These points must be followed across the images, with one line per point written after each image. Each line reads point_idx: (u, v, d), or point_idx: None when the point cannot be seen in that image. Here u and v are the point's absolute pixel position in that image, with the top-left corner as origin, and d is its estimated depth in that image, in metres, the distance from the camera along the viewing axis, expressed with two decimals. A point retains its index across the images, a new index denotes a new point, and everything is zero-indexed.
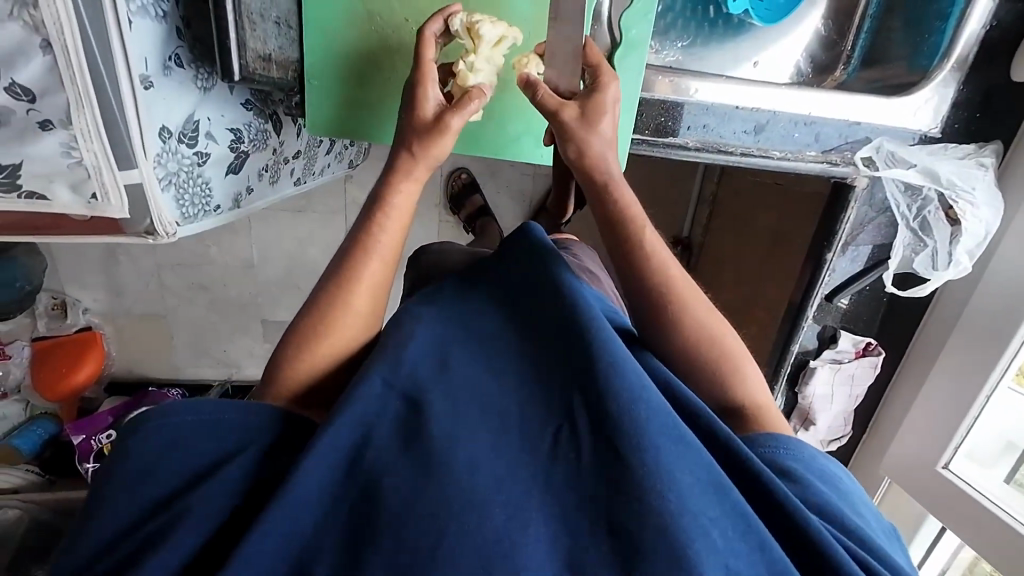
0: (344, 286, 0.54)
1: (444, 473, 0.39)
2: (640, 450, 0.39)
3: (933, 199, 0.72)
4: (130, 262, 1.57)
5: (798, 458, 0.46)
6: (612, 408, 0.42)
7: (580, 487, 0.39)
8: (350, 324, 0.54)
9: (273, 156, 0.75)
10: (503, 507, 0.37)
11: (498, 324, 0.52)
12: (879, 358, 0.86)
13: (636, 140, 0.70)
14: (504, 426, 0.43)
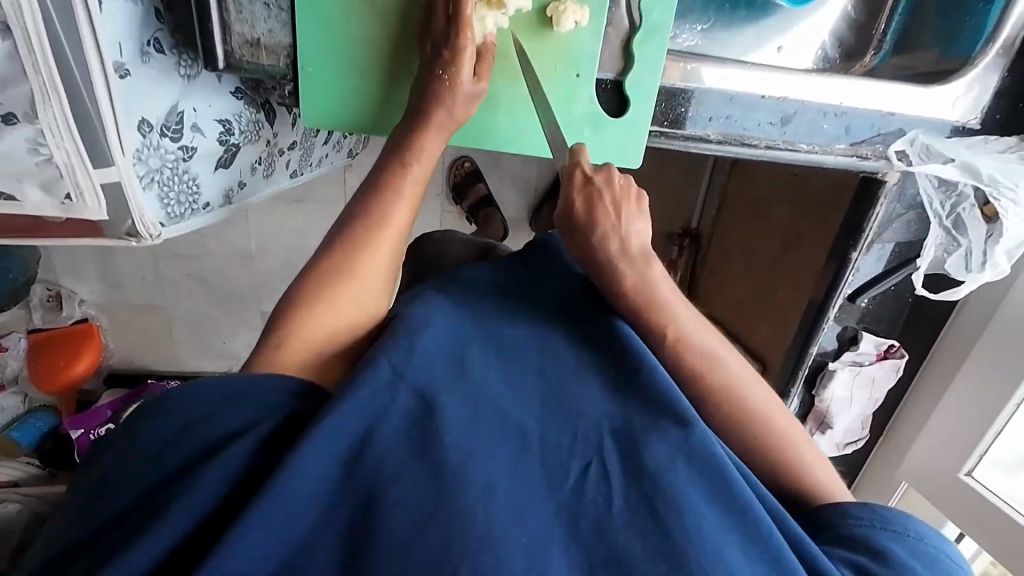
0: (372, 220, 0.51)
1: (456, 491, 0.35)
2: (678, 510, 0.37)
3: (969, 194, 0.68)
4: (125, 253, 1.53)
5: (892, 533, 0.42)
6: (648, 456, 0.40)
7: (609, 539, 0.36)
8: (360, 290, 0.49)
9: (267, 148, 0.70)
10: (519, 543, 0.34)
11: (521, 334, 0.48)
12: (901, 360, 0.83)
13: (654, 133, 0.65)
14: (524, 446, 0.40)
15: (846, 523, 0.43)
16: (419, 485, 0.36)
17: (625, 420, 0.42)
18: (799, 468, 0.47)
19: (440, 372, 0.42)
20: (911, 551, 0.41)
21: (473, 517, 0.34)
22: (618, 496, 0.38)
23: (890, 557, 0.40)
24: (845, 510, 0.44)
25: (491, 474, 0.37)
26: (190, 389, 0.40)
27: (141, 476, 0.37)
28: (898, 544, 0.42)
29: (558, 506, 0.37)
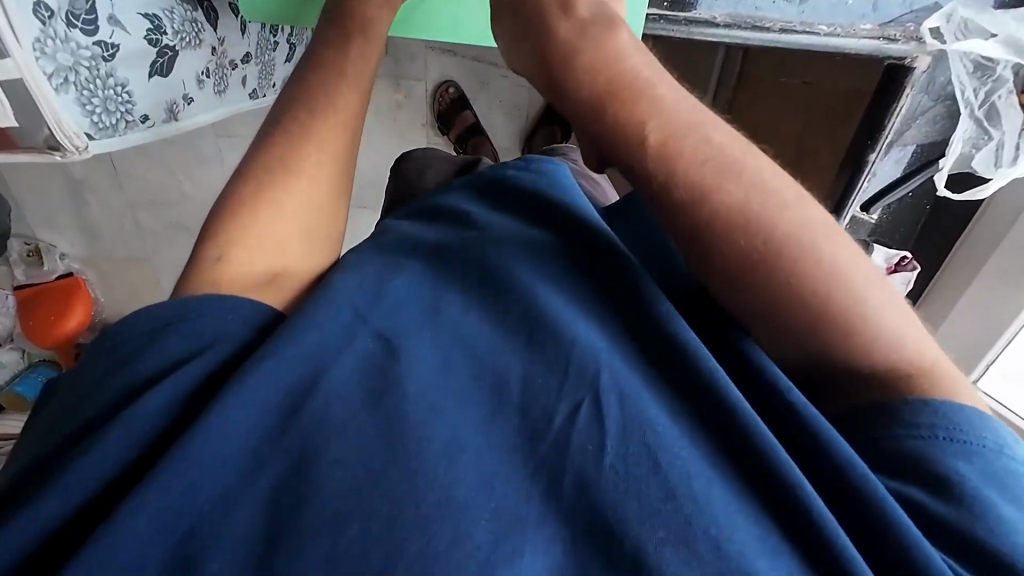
0: (313, 113, 0.47)
1: (412, 452, 0.31)
2: (684, 471, 0.30)
3: (1008, 78, 0.61)
4: (99, 202, 1.46)
5: (964, 451, 0.30)
6: (653, 412, 0.32)
7: (595, 506, 0.30)
8: (299, 204, 0.45)
9: (214, 57, 0.61)
10: (487, 511, 0.29)
11: (506, 257, 0.41)
12: (914, 273, 0.78)
13: (649, 17, 0.57)
14: (499, 397, 0.34)
15: (906, 439, 0.31)
16: (373, 440, 0.31)
17: (630, 362, 0.35)
18: (870, 352, 0.32)
19: (405, 318, 0.37)
20: (985, 471, 0.30)
21: (431, 483, 0.30)
22: (613, 451, 0.31)
23: (955, 485, 0.29)
24: (897, 413, 0.31)
25: (453, 431, 0.32)
26: (129, 321, 0.36)
27: (70, 424, 0.33)
28: (967, 464, 0.30)
29: (537, 468, 0.31)
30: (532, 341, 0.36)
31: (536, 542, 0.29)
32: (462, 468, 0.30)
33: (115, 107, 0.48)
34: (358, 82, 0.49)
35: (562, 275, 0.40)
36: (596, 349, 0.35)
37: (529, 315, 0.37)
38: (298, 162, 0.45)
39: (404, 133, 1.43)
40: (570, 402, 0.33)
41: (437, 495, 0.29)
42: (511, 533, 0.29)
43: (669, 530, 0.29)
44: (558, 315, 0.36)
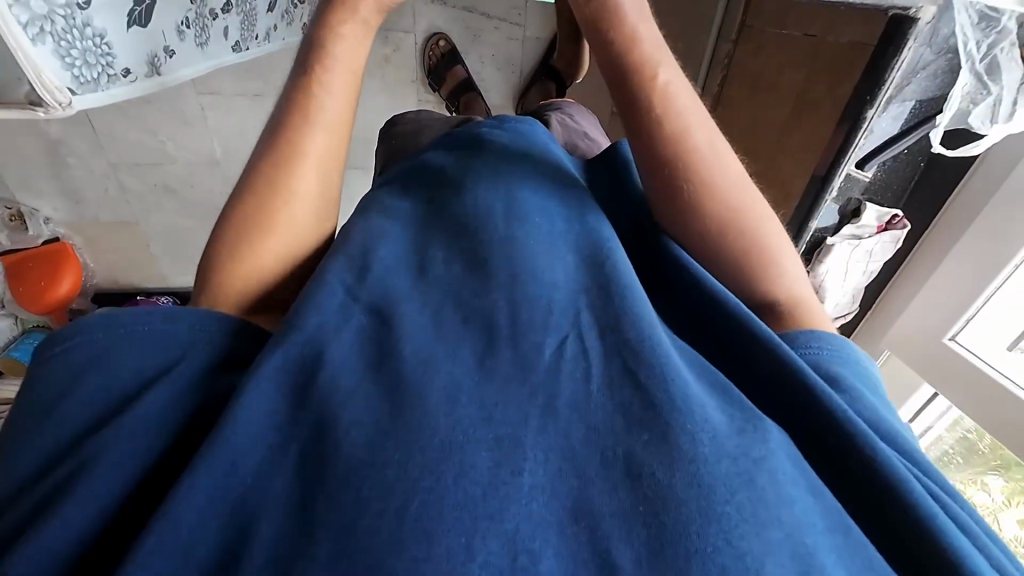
0: (303, 125, 0.46)
1: (414, 402, 0.32)
2: (661, 379, 0.34)
3: (1010, 31, 0.60)
4: (79, 164, 1.41)
5: (841, 358, 0.40)
6: (631, 332, 0.36)
7: (590, 423, 0.32)
8: (297, 227, 0.46)
9: (193, 6, 0.58)
10: (487, 445, 0.31)
11: (489, 213, 0.45)
12: (903, 231, 0.80)
13: None
14: (492, 339, 0.36)
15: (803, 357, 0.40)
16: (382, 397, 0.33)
17: (604, 298, 0.39)
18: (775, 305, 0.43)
19: (404, 288, 0.41)
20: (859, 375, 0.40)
21: (434, 426, 0.31)
22: (598, 375, 0.34)
23: (844, 380, 0.38)
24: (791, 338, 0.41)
25: (451, 378, 0.34)
26: (102, 318, 0.35)
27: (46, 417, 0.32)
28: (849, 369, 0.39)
29: (532, 393, 0.33)
30: (515, 287, 0.39)
31: (533, 465, 0.30)
32: (460, 411, 0.32)
33: (96, 61, 0.45)
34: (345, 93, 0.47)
35: (547, 225, 0.44)
36: (572, 290, 0.39)
37: (511, 263, 0.41)
38: (293, 186, 0.45)
39: (394, 90, 1.38)
40: (557, 336, 0.36)
41: (440, 437, 0.31)
42: (509, 455, 0.30)
43: (651, 433, 0.31)
44: (541, 261, 0.41)
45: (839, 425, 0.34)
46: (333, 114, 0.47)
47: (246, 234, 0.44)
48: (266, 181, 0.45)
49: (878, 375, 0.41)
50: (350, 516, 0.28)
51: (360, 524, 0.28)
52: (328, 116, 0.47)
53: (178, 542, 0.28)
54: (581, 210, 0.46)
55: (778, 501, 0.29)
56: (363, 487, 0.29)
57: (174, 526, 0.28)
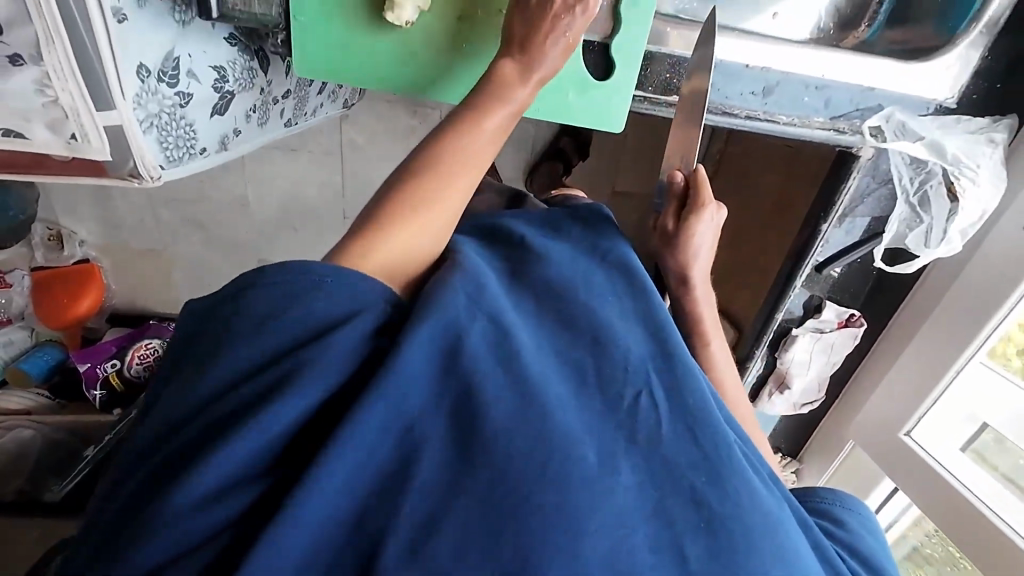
0: (463, 137, 0.52)
1: (540, 403, 0.40)
2: (714, 440, 0.43)
3: (937, 173, 0.71)
4: (123, 195, 1.54)
5: (850, 512, 0.53)
6: (691, 399, 0.45)
7: (664, 455, 0.41)
8: (434, 215, 0.50)
9: (261, 96, 0.71)
10: (593, 448, 0.40)
11: (568, 274, 0.53)
12: (860, 329, 0.88)
13: (636, 97, 0.67)
14: (582, 382, 0.45)
15: (813, 499, 0.54)
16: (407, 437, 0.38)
17: (668, 364, 0.47)
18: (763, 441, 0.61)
19: (508, 307, 0.47)
20: (860, 522, 0.53)
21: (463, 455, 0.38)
22: (667, 424, 0.43)
23: (843, 522, 0.52)
24: (817, 492, 0.55)
25: (559, 394, 0.42)
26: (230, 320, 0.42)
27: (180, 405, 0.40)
28: (850, 515, 0.53)
29: (619, 433, 0.42)
30: (598, 346, 0.47)
31: (618, 469, 0.39)
32: (565, 423, 0.40)
33: (183, 143, 0.56)
34: (509, 116, 0.55)
35: (608, 298, 0.52)
36: (643, 357, 0.47)
37: (594, 325, 0.48)
38: (442, 182, 0.51)
39: None
40: (632, 390, 0.44)
41: (560, 431, 0.39)
42: (609, 459, 0.40)
43: (704, 479, 0.41)
44: (618, 331, 0.48)
45: (813, 534, 0.46)
46: (488, 135, 0.53)
47: (405, 214, 0.49)
48: (424, 178, 0.50)
49: (870, 521, 0.54)
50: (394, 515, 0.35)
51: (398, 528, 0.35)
52: (482, 141, 0.53)
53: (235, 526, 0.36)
54: (624, 277, 0.54)
55: (785, 550, 0.40)
56: (498, 454, 0.37)
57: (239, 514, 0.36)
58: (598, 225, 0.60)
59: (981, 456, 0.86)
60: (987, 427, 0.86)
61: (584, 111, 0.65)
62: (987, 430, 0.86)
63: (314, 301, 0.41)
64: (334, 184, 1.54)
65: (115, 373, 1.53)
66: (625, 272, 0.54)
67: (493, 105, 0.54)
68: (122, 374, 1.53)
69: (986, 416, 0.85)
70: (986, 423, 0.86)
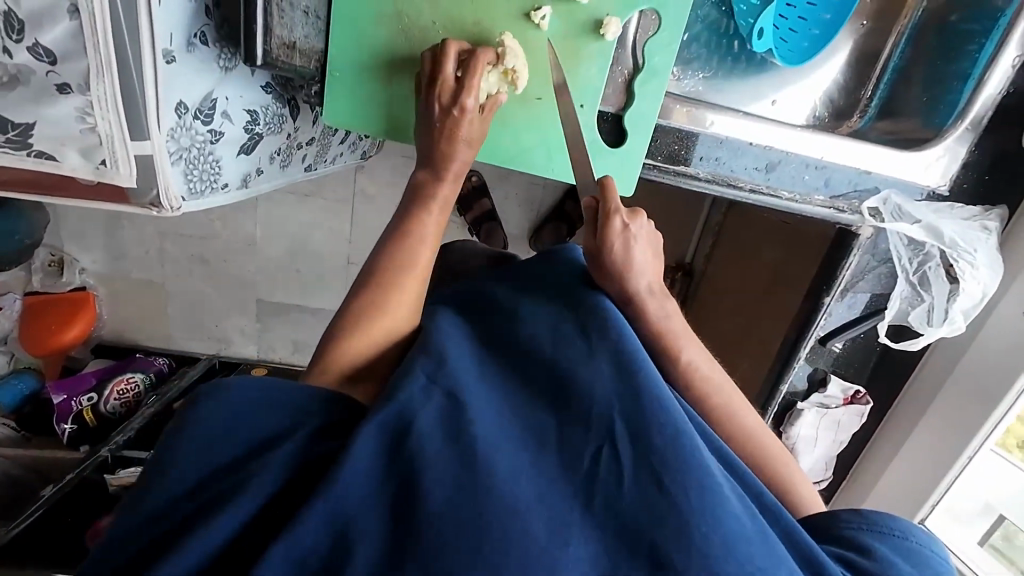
0: (406, 241, 0.58)
1: (485, 474, 0.41)
2: (685, 488, 0.41)
3: (934, 255, 0.73)
4: (133, 227, 1.57)
5: (877, 534, 0.48)
6: (659, 441, 0.43)
7: (623, 516, 0.41)
8: (393, 317, 0.56)
9: (286, 141, 0.74)
10: (543, 515, 0.40)
11: (536, 330, 0.54)
12: (866, 407, 0.86)
13: (645, 165, 0.70)
14: (541, 441, 0.45)
15: (838, 527, 0.49)
16: (390, 501, 0.41)
17: (637, 408, 0.45)
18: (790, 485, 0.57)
19: (471, 380, 0.49)
20: (894, 547, 0.47)
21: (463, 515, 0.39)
22: (631, 479, 0.42)
23: (874, 552, 0.46)
24: (837, 516, 0.50)
25: (513, 462, 0.43)
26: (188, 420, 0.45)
27: (192, 455, 0.44)
28: (882, 542, 0.47)
29: (576, 490, 0.42)
30: (558, 403, 0.47)
31: (562, 533, 0.40)
32: (517, 488, 0.41)
33: (207, 177, 0.57)
34: (436, 214, 0.60)
35: (576, 345, 0.51)
36: (608, 403, 0.46)
37: (558, 376, 0.49)
38: (397, 284, 0.57)
39: None
40: (595, 443, 0.44)
41: (506, 501, 0.40)
42: (560, 529, 0.40)
43: (671, 533, 0.40)
44: (582, 377, 0.48)
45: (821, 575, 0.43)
46: (429, 235, 0.59)
47: (363, 319, 0.55)
48: (381, 282, 0.57)
49: (909, 546, 0.48)
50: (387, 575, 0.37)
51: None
52: (424, 240, 0.59)
53: None
54: (586, 324, 0.53)
55: None
56: (443, 532, 0.39)
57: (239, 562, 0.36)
58: (566, 275, 0.62)
59: (1003, 552, 0.81)
60: (1005, 521, 0.81)
61: None
62: (1006, 523, 0.81)
63: (248, 404, 0.47)
64: (343, 229, 1.56)
65: (90, 407, 1.46)
66: (588, 317, 0.54)
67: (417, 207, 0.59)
68: (97, 409, 1.47)
69: (1003, 507, 0.81)
70: (1004, 515, 0.81)
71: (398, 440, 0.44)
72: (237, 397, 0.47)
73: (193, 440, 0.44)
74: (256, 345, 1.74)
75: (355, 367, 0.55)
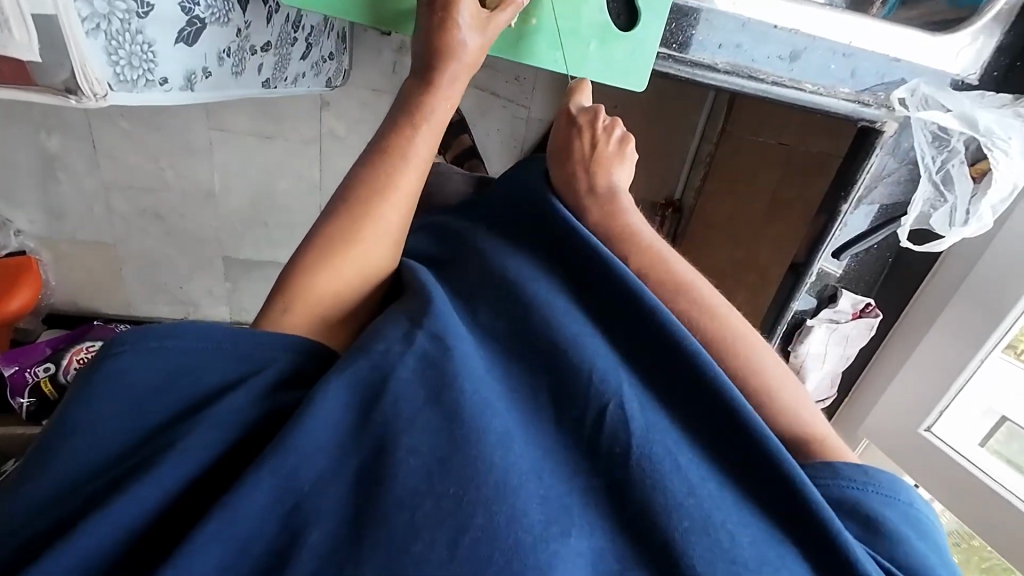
0: (390, 160, 0.50)
1: (470, 442, 0.35)
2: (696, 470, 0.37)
3: (959, 151, 0.69)
4: (70, 180, 1.39)
5: (886, 501, 0.40)
6: (662, 422, 0.39)
7: (627, 495, 0.36)
8: (367, 253, 0.48)
9: (236, 39, 0.62)
10: (537, 498, 0.34)
11: (531, 281, 0.47)
12: (876, 319, 0.85)
13: (660, 54, 0.62)
14: (536, 407, 0.40)
15: (839, 486, 0.41)
16: (392, 462, 0.34)
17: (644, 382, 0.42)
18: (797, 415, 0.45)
19: (454, 324, 0.43)
20: (900, 516, 0.40)
21: (488, 465, 0.34)
22: (638, 447, 0.37)
23: (883, 523, 0.39)
24: (840, 469, 0.42)
25: (507, 425, 0.37)
26: (120, 374, 0.36)
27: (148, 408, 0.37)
28: (890, 508, 0.40)
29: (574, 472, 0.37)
30: (557, 365, 0.41)
31: (562, 509, 0.34)
32: (515, 454, 0.36)
33: (138, 64, 0.46)
34: (428, 126, 0.51)
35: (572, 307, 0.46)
36: (612, 367, 0.41)
37: (552, 333, 0.43)
38: (373, 211, 0.48)
39: None
40: (598, 406, 0.39)
41: (495, 476, 0.34)
42: (560, 517, 0.34)
43: (691, 518, 0.35)
44: (580, 342, 0.42)
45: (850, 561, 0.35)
46: (416, 151, 0.50)
47: (331, 249, 0.47)
48: (355, 207, 0.48)
49: (920, 517, 0.40)
50: (402, 531, 0.32)
51: (415, 539, 0.32)
52: (411, 158, 0.50)
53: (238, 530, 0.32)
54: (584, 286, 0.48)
55: None
56: (418, 508, 0.33)
57: (229, 530, 0.32)
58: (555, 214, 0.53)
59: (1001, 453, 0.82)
60: (1007, 422, 0.82)
61: (597, 65, 0.60)
62: (1007, 425, 0.82)
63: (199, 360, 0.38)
64: (312, 174, 1.43)
65: (48, 379, 1.34)
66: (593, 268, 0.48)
67: (407, 117, 0.51)
68: (56, 380, 1.35)
69: (1004, 409, 0.82)
70: (1005, 417, 0.82)
71: (408, 386, 0.38)
72: (174, 349, 0.38)
73: (147, 395, 0.37)
74: (227, 306, 1.62)
75: (324, 313, 0.46)
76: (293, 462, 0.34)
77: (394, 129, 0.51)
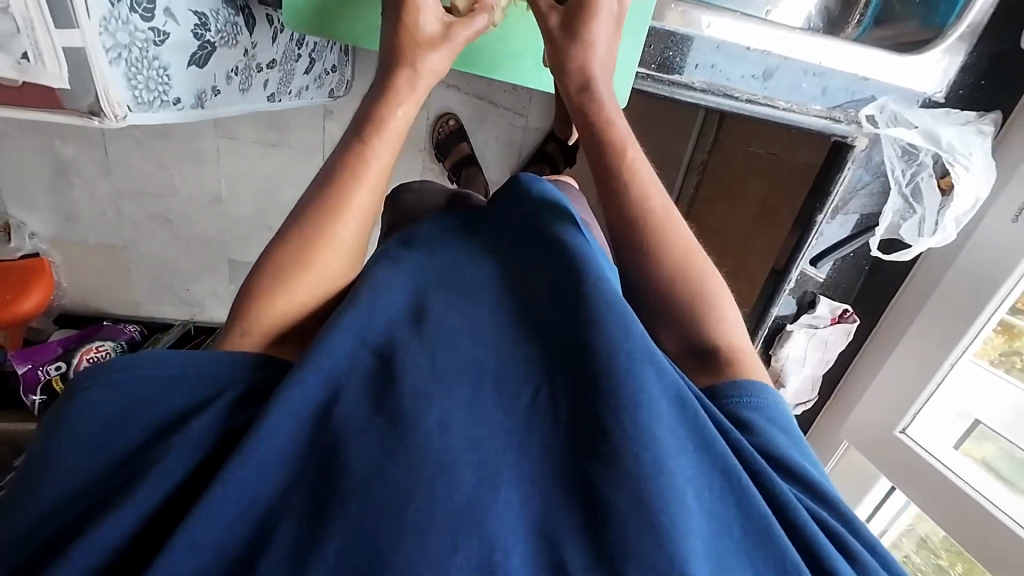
0: (346, 180, 0.50)
1: (413, 432, 0.35)
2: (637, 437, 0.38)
3: (928, 164, 0.73)
4: (83, 184, 1.44)
5: None
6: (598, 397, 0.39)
7: (566, 476, 0.35)
8: (323, 273, 0.49)
9: (243, 59, 0.67)
10: (472, 472, 0.34)
11: (476, 267, 0.47)
12: (854, 325, 0.87)
13: (639, 74, 0.67)
14: (479, 384, 0.38)
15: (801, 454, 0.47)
16: (346, 461, 0.35)
17: None
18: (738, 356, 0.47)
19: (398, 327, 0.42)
20: None
21: (429, 455, 0.34)
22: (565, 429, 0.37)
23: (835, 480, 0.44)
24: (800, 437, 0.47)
25: (444, 412, 0.36)
26: (92, 399, 0.38)
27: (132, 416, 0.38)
28: None
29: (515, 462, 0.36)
30: (498, 346, 0.41)
31: (509, 487, 0.34)
32: (451, 439, 0.35)
33: (155, 88, 0.51)
34: (387, 142, 0.51)
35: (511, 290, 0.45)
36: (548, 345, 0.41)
37: (495, 315, 0.43)
38: (327, 233, 0.49)
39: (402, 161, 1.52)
40: (531, 386, 0.38)
41: (435, 462, 0.34)
42: (487, 487, 0.34)
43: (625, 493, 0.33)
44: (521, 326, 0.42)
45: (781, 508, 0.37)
46: (374, 170, 0.51)
47: (285, 272, 0.48)
48: (309, 229, 0.49)
49: None
50: (355, 524, 0.33)
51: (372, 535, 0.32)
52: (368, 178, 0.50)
53: (215, 525, 0.34)
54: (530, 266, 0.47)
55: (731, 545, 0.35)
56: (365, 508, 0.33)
57: (203, 527, 0.33)
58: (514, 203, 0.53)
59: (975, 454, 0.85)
60: (979, 425, 0.85)
61: None
62: (979, 427, 0.85)
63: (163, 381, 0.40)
64: None
65: (59, 377, 1.39)
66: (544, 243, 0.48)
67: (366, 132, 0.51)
68: (67, 377, 1.39)
69: (977, 412, 0.85)
70: (978, 420, 0.85)
71: (353, 396, 0.38)
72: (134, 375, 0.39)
73: (121, 411, 0.38)
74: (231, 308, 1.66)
75: (281, 333, 0.48)
76: (258, 459, 0.35)
77: (351, 144, 0.51)
